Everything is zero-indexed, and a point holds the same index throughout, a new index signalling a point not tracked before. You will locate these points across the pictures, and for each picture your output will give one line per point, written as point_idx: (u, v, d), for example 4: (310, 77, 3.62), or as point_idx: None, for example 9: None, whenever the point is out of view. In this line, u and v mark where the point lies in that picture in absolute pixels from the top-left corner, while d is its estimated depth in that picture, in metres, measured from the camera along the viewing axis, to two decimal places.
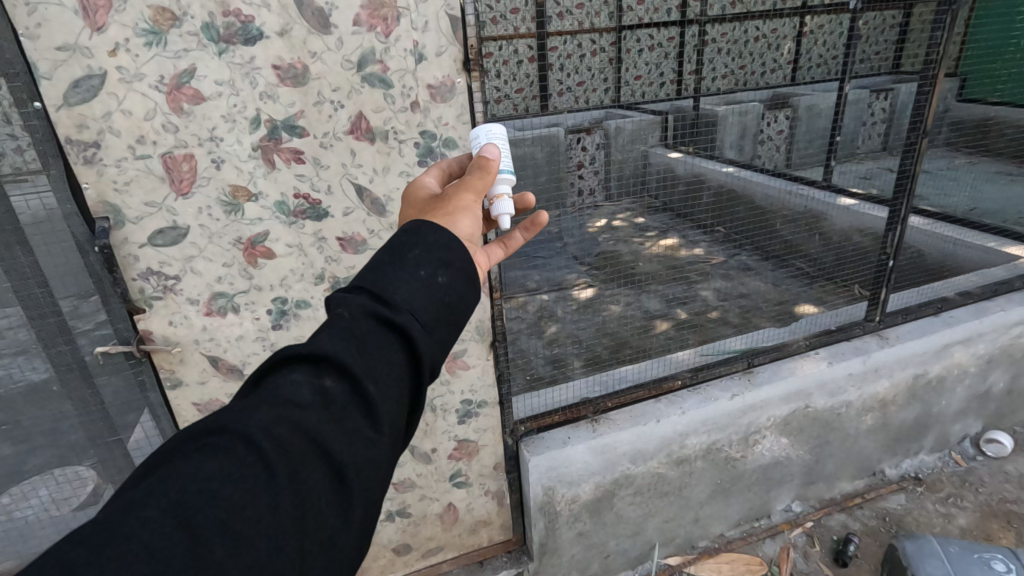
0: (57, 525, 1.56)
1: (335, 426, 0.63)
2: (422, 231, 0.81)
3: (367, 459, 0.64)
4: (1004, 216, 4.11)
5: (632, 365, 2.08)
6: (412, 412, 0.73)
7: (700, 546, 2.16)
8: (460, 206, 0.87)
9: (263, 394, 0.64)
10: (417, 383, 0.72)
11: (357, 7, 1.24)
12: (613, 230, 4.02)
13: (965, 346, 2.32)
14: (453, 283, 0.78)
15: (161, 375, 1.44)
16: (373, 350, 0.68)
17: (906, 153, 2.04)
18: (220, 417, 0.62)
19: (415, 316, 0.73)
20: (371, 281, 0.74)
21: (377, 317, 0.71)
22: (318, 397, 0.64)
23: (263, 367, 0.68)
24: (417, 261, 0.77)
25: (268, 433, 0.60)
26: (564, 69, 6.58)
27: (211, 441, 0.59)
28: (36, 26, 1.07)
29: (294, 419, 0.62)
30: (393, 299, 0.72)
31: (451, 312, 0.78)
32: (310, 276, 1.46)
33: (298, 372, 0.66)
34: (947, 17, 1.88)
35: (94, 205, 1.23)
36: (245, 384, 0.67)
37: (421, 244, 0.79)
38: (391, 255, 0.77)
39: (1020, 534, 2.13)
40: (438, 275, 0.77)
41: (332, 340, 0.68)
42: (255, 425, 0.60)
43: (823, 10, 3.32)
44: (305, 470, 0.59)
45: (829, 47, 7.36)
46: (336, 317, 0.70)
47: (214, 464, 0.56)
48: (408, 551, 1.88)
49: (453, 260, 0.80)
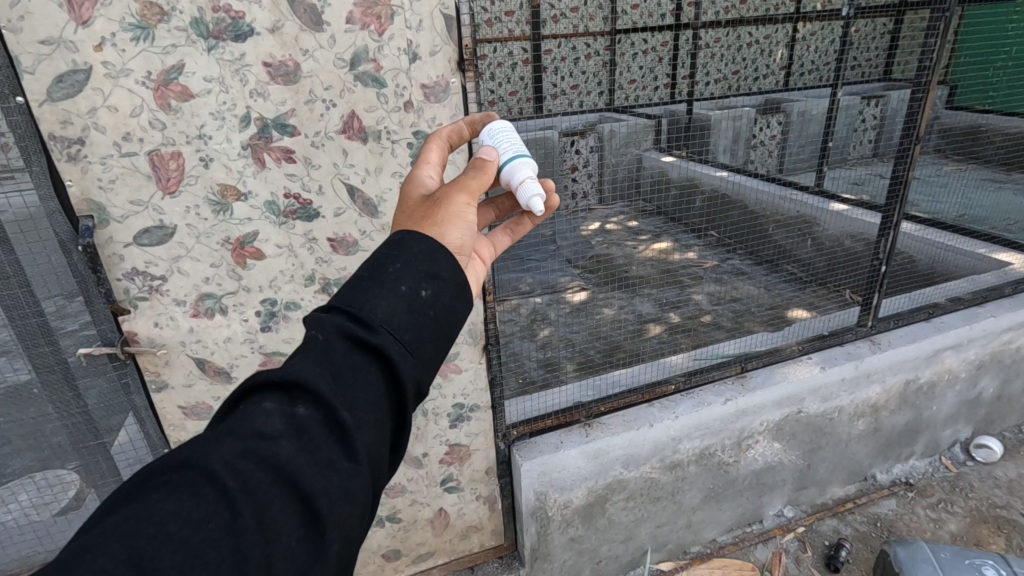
0: (37, 530, 1.52)
1: (306, 457, 0.61)
2: (406, 244, 0.77)
3: (343, 491, 0.61)
4: (993, 222, 4.14)
5: (625, 369, 2.07)
6: (399, 433, 0.71)
7: (692, 551, 2.15)
8: (454, 212, 0.82)
9: (232, 425, 0.62)
10: (399, 406, 0.69)
11: (350, 4, 1.22)
12: (606, 233, 4.22)
13: (956, 351, 2.33)
14: (439, 296, 0.74)
15: (146, 378, 1.41)
16: (349, 375, 0.66)
17: (899, 158, 2.04)
18: (186, 450, 0.60)
19: (395, 334, 0.69)
20: (346, 301, 0.71)
21: (352, 337, 0.68)
22: (289, 427, 0.62)
23: (235, 395, 0.66)
24: (398, 277, 0.72)
25: (232, 469, 0.57)
26: (558, 72, 6.67)
27: (174, 478, 0.56)
28: (19, 19, 1.04)
29: (261, 452, 0.59)
30: (370, 317, 0.69)
31: (440, 328, 0.74)
32: (300, 277, 1.43)
33: (269, 400, 0.64)
34: (941, 24, 1.88)
35: (77, 203, 1.20)
36: (218, 414, 0.66)
37: (402, 257, 0.75)
38: (370, 270, 0.73)
39: (1009, 539, 2.13)
40: (421, 289, 0.73)
41: (304, 365, 0.65)
42: (219, 461, 0.58)
43: (817, 16, 3.33)
44: (272, 507, 0.57)
45: (821, 54, 7.42)
46: (308, 339, 0.68)
47: (174, 505, 0.54)
48: (397, 556, 1.85)
49: (439, 271, 0.75)
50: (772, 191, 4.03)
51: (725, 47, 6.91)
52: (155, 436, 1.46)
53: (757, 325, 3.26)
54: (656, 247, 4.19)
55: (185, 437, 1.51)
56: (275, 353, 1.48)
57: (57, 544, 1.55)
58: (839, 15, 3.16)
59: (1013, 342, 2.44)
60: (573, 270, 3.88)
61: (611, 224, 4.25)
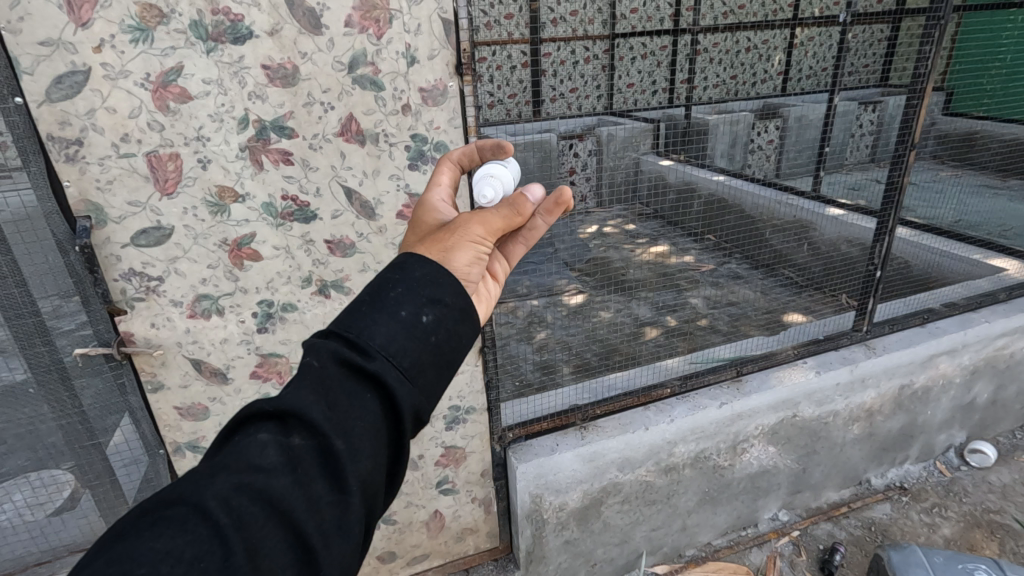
0: (31, 531, 1.52)
1: (299, 491, 0.61)
2: (408, 268, 0.77)
3: (338, 525, 0.61)
4: (989, 228, 4.15)
5: (622, 373, 2.09)
6: (395, 460, 0.71)
7: (687, 554, 2.16)
8: (464, 242, 0.80)
9: (225, 459, 0.62)
10: (396, 433, 0.70)
11: (349, 8, 1.22)
12: (603, 236, 4.27)
13: (950, 356, 2.34)
14: (440, 322, 0.74)
15: (142, 378, 1.42)
16: (345, 403, 0.66)
17: (894, 163, 2.04)
18: (178, 485, 0.60)
19: (392, 361, 0.69)
20: (344, 326, 0.71)
21: (348, 364, 0.68)
22: (284, 459, 0.62)
23: (230, 425, 0.66)
24: (399, 301, 0.73)
25: (226, 505, 0.58)
26: (557, 75, 6.55)
27: (166, 515, 0.56)
28: (18, 20, 1.05)
29: (255, 486, 0.59)
30: (367, 345, 0.69)
31: (440, 352, 0.74)
32: (298, 278, 1.43)
33: (264, 432, 0.64)
34: (936, 32, 1.89)
35: (75, 204, 1.21)
36: (213, 444, 0.66)
37: (404, 282, 0.74)
38: (372, 295, 0.73)
39: (1003, 544, 2.14)
40: (422, 315, 0.73)
41: (299, 394, 0.65)
42: (212, 497, 0.58)
43: (814, 21, 3.29)
44: (266, 544, 0.57)
45: (819, 60, 7.46)
46: (303, 366, 0.68)
47: (166, 543, 0.54)
48: (393, 558, 1.85)
49: (442, 295, 0.75)
50: (769, 195, 4.00)
51: (723, 52, 6.94)
52: (150, 437, 1.47)
53: (754, 329, 3.26)
54: (653, 251, 4.20)
55: (180, 437, 1.51)
56: (271, 354, 1.49)
57: (52, 544, 1.55)
58: (836, 21, 3.18)
59: (1007, 347, 2.46)
60: (570, 273, 3.90)
61: (608, 227, 4.29)
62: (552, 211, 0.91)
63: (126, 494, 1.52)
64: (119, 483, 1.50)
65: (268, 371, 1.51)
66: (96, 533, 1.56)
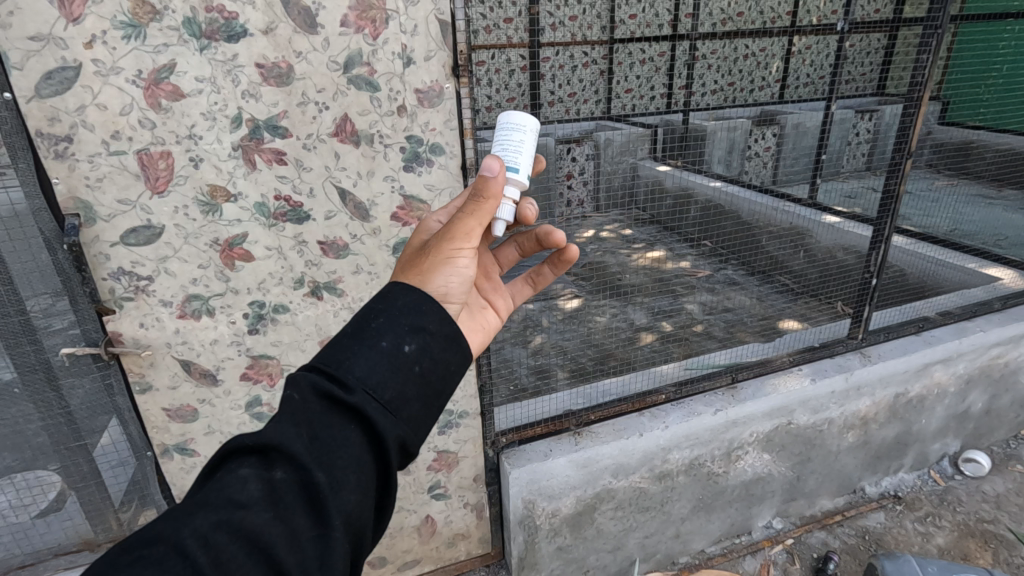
0: (13, 534, 1.50)
1: (280, 526, 0.59)
2: (390, 297, 0.76)
3: (320, 561, 0.59)
4: (983, 237, 4.17)
5: (616, 378, 2.08)
6: (383, 493, 0.69)
7: (680, 561, 2.14)
8: (443, 258, 0.82)
9: (206, 495, 0.60)
10: (383, 465, 0.68)
11: (345, 7, 1.21)
12: (600, 241, 4.27)
13: (945, 365, 2.33)
14: (424, 351, 0.73)
15: (130, 379, 1.40)
16: (328, 436, 0.65)
17: (890, 172, 2.03)
18: (158, 523, 0.58)
19: (372, 393, 0.68)
20: (324, 359, 0.71)
21: (327, 397, 0.67)
22: (265, 494, 0.61)
23: (211, 462, 0.65)
24: (379, 332, 0.72)
25: (205, 543, 0.56)
26: (555, 79, 6.59)
27: (143, 555, 0.54)
28: (8, 15, 1.04)
29: (234, 523, 0.58)
30: (347, 377, 0.68)
31: (425, 382, 0.73)
32: (289, 279, 1.42)
33: (245, 466, 0.63)
34: (933, 41, 1.89)
35: (64, 201, 1.19)
36: (197, 480, 0.65)
37: (386, 312, 0.74)
38: (354, 328, 0.73)
39: (996, 554, 2.12)
40: (403, 345, 0.72)
41: (280, 427, 0.65)
42: (191, 534, 0.56)
43: (811, 30, 3.28)
44: None
45: (816, 68, 7.54)
46: (283, 401, 0.67)
47: None
48: (383, 563, 1.84)
49: (424, 324, 0.75)
50: (765, 202, 4.02)
51: (721, 59, 6.99)
52: (137, 439, 1.44)
53: (749, 335, 3.28)
54: (649, 257, 4.22)
55: (168, 439, 1.48)
56: (262, 356, 1.47)
57: (36, 546, 1.53)
58: (833, 28, 3.17)
59: (1002, 356, 2.45)
60: (566, 277, 3.89)
61: (605, 232, 4.30)
62: (556, 264, 1.09)
63: (113, 497, 1.51)
64: (107, 484, 1.49)
65: (259, 373, 1.49)
66: (81, 535, 1.54)
